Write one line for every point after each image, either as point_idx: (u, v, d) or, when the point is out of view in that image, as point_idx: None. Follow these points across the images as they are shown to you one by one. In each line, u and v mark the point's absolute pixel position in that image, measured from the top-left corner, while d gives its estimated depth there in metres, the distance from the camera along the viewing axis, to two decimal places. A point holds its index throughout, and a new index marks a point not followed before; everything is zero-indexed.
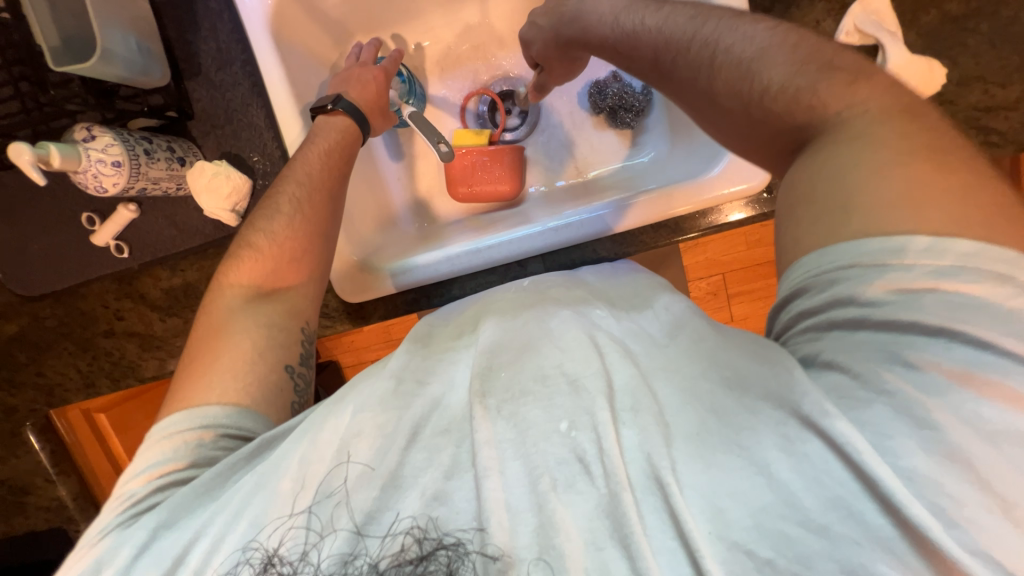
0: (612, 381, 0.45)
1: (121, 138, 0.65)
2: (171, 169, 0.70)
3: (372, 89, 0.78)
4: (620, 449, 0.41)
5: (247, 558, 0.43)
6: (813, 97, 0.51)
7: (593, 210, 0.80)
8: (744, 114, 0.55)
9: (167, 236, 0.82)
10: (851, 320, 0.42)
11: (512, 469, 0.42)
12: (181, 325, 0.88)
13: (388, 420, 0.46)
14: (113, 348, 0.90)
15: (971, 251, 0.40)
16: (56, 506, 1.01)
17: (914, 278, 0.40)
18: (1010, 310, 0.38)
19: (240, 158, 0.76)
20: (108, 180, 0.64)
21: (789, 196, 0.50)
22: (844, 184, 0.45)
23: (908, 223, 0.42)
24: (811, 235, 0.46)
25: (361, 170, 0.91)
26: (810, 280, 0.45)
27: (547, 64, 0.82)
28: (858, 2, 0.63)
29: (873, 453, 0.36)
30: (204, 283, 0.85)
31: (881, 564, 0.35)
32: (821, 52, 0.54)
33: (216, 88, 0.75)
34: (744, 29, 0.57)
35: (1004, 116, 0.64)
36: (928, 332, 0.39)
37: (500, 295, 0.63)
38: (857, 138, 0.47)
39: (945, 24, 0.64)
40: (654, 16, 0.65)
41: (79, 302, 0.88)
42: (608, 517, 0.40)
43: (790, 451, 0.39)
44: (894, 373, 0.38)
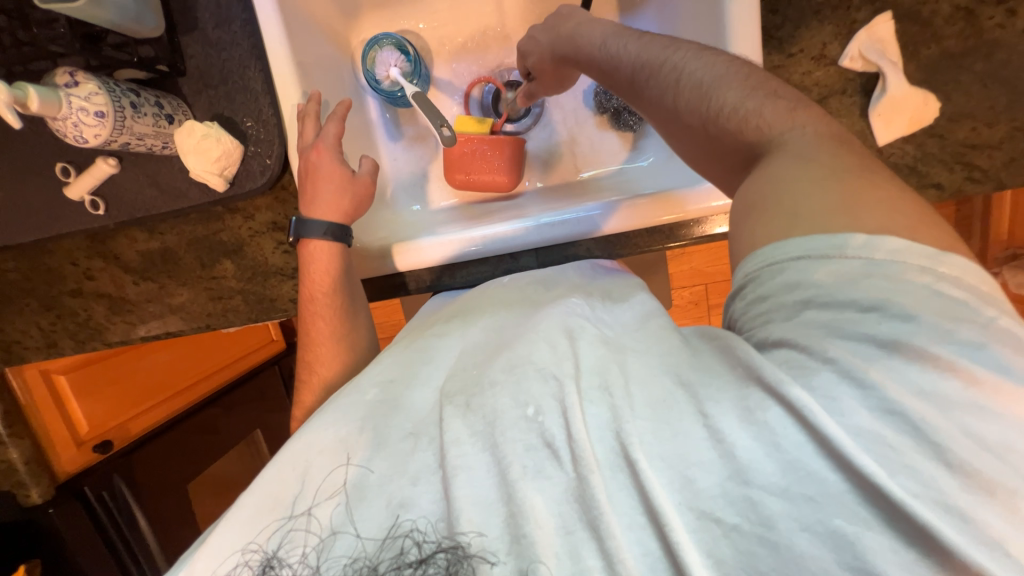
0: (579, 362, 0.50)
1: (107, 87, 0.60)
2: (159, 126, 0.67)
3: (328, 194, 0.72)
4: (587, 430, 0.45)
5: (246, 561, 0.49)
6: (760, 120, 0.56)
7: (584, 211, 0.80)
8: (702, 130, 0.60)
9: (148, 196, 0.78)
10: (797, 302, 0.45)
11: (479, 464, 0.47)
12: (155, 289, 0.84)
13: (349, 433, 0.53)
14: (80, 308, 0.86)
15: (901, 246, 0.44)
16: (6, 468, 0.99)
17: (852, 269, 0.44)
18: (932, 288, 0.42)
19: (233, 123, 0.73)
20: (90, 131, 0.60)
21: (744, 201, 0.53)
22: (790, 188, 0.49)
23: (845, 227, 0.46)
24: (763, 232, 0.49)
25: (357, 147, 0.89)
26: (761, 270, 0.48)
27: (542, 75, 0.83)
28: (864, 29, 0.65)
29: (824, 413, 0.39)
30: (183, 248, 0.82)
31: (837, 519, 0.38)
32: (768, 84, 0.59)
33: (212, 46, 0.72)
34: (704, 58, 0.63)
35: (987, 154, 0.68)
36: (865, 310, 0.42)
37: (483, 292, 0.76)
38: (800, 158, 0.51)
39: (943, 60, 0.66)
40: (634, 44, 0.69)
41: (47, 257, 0.83)
42: (576, 500, 0.44)
43: (751, 420, 0.42)
44: (833, 342, 0.41)
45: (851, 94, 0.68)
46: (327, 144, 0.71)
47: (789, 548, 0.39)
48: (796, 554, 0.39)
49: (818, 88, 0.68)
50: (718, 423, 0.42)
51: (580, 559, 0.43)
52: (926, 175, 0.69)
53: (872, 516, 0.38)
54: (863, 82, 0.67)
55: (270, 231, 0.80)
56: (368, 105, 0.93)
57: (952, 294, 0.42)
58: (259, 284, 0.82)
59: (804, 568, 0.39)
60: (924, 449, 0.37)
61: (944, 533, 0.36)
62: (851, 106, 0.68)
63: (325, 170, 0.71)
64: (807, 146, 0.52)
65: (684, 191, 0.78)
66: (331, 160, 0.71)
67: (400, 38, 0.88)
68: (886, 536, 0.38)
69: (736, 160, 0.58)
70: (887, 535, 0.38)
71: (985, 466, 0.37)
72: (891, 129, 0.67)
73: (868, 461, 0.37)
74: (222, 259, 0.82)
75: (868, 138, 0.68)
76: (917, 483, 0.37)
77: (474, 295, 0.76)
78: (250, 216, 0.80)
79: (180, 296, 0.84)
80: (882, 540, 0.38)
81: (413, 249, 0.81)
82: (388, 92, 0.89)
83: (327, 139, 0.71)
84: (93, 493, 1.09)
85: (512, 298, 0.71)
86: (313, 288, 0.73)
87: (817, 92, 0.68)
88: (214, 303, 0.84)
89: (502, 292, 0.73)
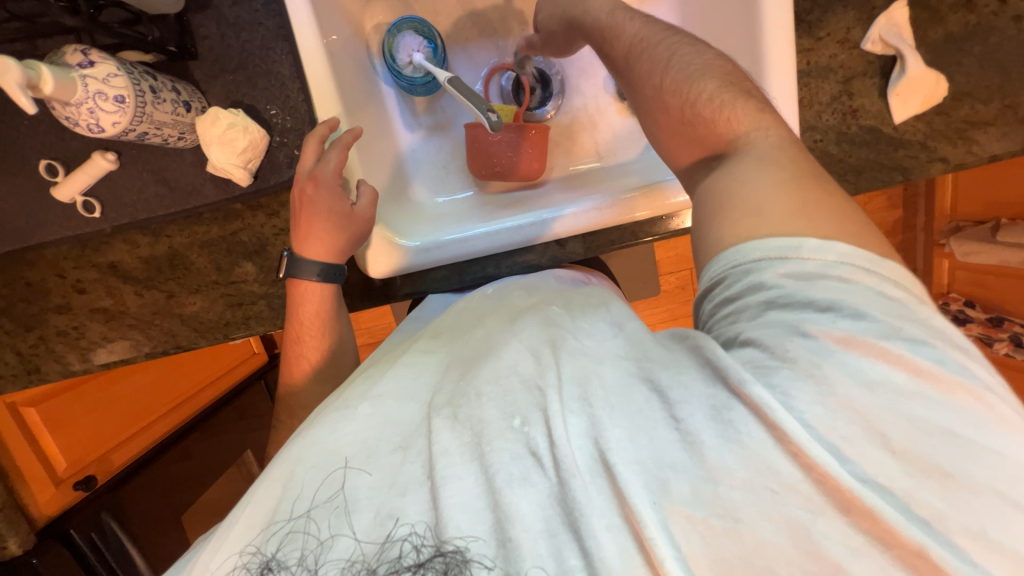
0: (561, 372, 0.48)
1: (125, 68, 0.53)
2: (177, 113, 0.60)
3: (319, 231, 0.69)
4: (568, 439, 0.43)
5: (245, 564, 0.47)
6: (732, 114, 0.61)
7: (543, 214, 0.80)
8: (680, 110, 0.65)
9: (154, 196, 0.70)
10: (761, 303, 0.48)
11: (467, 473, 0.45)
12: (162, 300, 0.76)
13: (342, 446, 0.50)
14: (70, 326, 0.75)
15: (847, 251, 0.48)
16: None
17: (808, 269, 0.47)
18: (879, 289, 0.46)
19: (255, 110, 0.67)
20: (107, 118, 0.53)
21: (710, 203, 0.56)
22: (749, 190, 0.53)
23: (794, 228, 0.50)
24: (729, 233, 0.53)
25: (371, 135, 0.83)
26: (729, 272, 0.51)
27: (546, 35, 0.83)
28: (884, 14, 0.69)
29: (779, 407, 0.41)
30: (194, 252, 0.74)
31: (796, 508, 0.39)
32: (738, 80, 0.65)
33: (230, 26, 0.65)
34: (692, 49, 0.69)
35: (984, 130, 0.75)
36: (822, 310, 0.45)
37: (469, 304, 0.75)
38: (756, 160, 0.56)
39: (947, 44, 0.72)
40: (636, 23, 0.73)
41: (25, 269, 0.73)
42: (558, 505, 0.42)
43: (718, 419, 0.43)
44: (795, 342, 0.44)
45: (872, 76, 0.72)
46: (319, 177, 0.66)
47: (752, 536, 0.39)
48: (761, 541, 0.39)
49: (843, 71, 0.72)
50: (688, 426, 0.43)
51: (563, 559, 0.40)
52: (934, 151, 0.76)
53: (827, 503, 0.39)
54: (881, 64, 0.72)
55: None
56: (383, 91, 0.88)
57: (891, 293, 0.46)
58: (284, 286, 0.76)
59: (767, 560, 0.38)
60: (871, 437, 0.40)
61: (888, 513, 0.38)
62: (872, 87, 0.73)
63: (319, 207, 0.67)
64: (767, 148, 0.58)
65: (664, 186, 0.80)
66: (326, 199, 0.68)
67: (423, 22, 0.85)
68: (840, 520, 0.39)
69: (700, 151, 0.64)
70: (844, 521, 0.39)
71: (924, 448, 0.40)
72: (907, 107, 0.72)
73: (819, 449, 0.39)
74: (242, 262, 0.75)
75: (886, 117, 0.74)
76: (866, 464, 0.39)
77: (458, 307, 0.76)
78: (274, 213, 0.73)
79: (192, 305, 0.76)
80: (837, 525, 0.39)
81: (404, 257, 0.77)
82: (409, 79, 0.85)
83: (325, 172, 0.65)
84: (81, 535, 0.98)
85: (497, 310, 0.70)
86: (301, 330, 0.71)
87: (841, 74, 0.72)
88: (232, 310, 0.77)
89: (482, 303, 0.74)
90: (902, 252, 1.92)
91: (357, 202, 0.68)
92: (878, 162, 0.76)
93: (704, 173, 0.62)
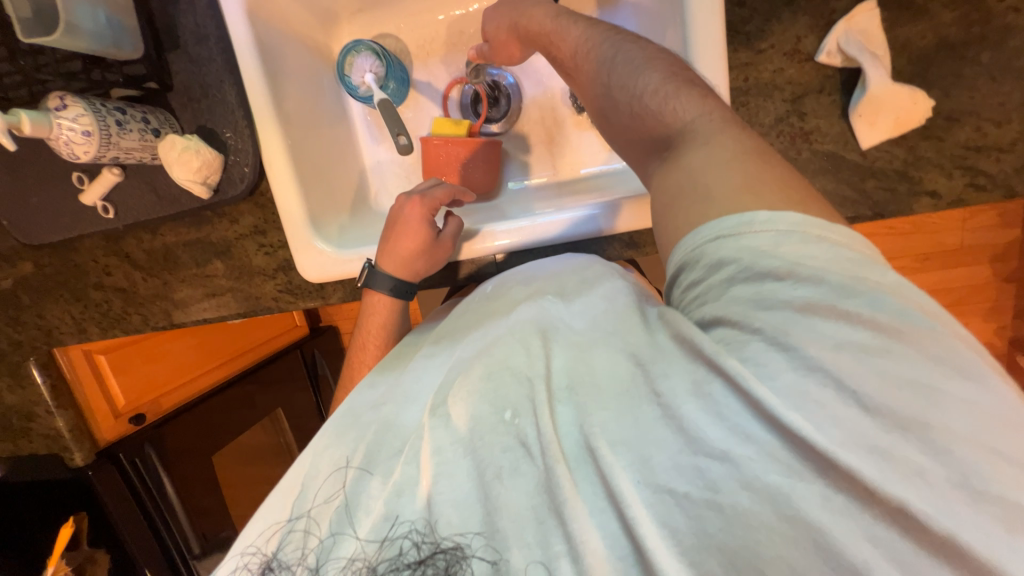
0: (550, 363, 0.49)
1: (93, 108, 0.67)
2: (145, 140, 0.74)
3: (403, 250, 0.76)
4: (554, 428, 0.45)
5: (247, 563, 0.50)
6: (678, 104, 0.55)
7: (579, 212, 0.76)
8: (627, 107, 0.59)
9: (148, 202, 0.85)
10: (723, 281, 0.43)
11: (459, 470, 0.46)
12: (160, 285, 0.93)
13: (341, 455, 0.51)
14: (102, 300, 0.96)
15: (800, 219, 0.43)
16: (54, 435, 1.09)
17: (762, 242, 0.42)
18: (834, 250, 0.41)
19: (214, 133, 0.80)
20: (79, 148, 0.68)
21: (661, 196, 0.52)
22: (704, 175, 0.48)
23: (750, 204, 0.45)
24: (686, 218, 0.48)
25: (333, 142, 0.88)
26: (690, 254, 0.46)
27: (496, 45, 0.78)
28: (844, 20, 0.60)
29: (754, 375, 0.38)
30: (181, 248, 0.90)
31: (772, 474, 0.37)
32: (680, 72, 0.58)
33: (194, 62, 0.78)
34: (636, 43, 0.62)
35: (996, 157, 0.60)
36: (782, 278, 0.41)
37: (467, 308, 0.66)
38: (707, 141, 0.50)
39: (941, 50, 0.59)
40: (580, 27, 0.67)
41: (73, 254, 0.94)
42: (546, 492, 0.44)
43: (699, 394, 0.41)
44: (758, 314, 0.40)
45: (829, 93, 0.62)
46: (425, 200, 0.76)
47: (733, 509, 0.38)
48: (739, 512, 0.37)
49: (791, 87, 0.63)
50: (670, 401, 0.42)
51: (549, 545, 0.42)
52: (918, 182, 0.62)
53: (805, 467, 0.37)
54: (843, 78, 0.62)
55: (252, 235, 0.86)
56: (350, 109, 0.93)
57: (845, 253, 0.42)
58: (246, 282, 0.89)
59: (747, 528, 0.37)
60: (845, 398, 0.36)
61: (868, 475, 0.34)
62: (830, 105, 0.62)
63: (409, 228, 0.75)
64: (715, 130, 0.51)
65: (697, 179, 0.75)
66: (418, 222, 0.75)
67: (377, 43, 0.88)
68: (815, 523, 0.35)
69: (654, 146, 0.56)
70: (821, 483, 0.36)
71: (899, 402, 0.36)
72: (875, 131, 0.60)
73: (796, 417, 0.36)
74: (213, 259, 0.89)
75: (850, 141, 0.62)
76: (842, 431, 0.36)
77: (455, 313, 0.67)
78: (235, 220, 0.86)
79: (180, 291, 0.92)
80: (815, 488, 0.36)
81: (334, 259, 0.80)
82: (364, 99, 0.89)
83: (427, 199, 0.76)
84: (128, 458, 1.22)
85: (490, 308, 0.61)
86: (365, 339, 0.78)
87: (789, 91, 0.63)
88: (208, 299, 0.91)
89: (481, 303, 0.65)
90: (1017, 281, 1.54)
91: (445, 230, 0.77)
92: (839, 195, 0.63)
93: (656, 165, 0.55)
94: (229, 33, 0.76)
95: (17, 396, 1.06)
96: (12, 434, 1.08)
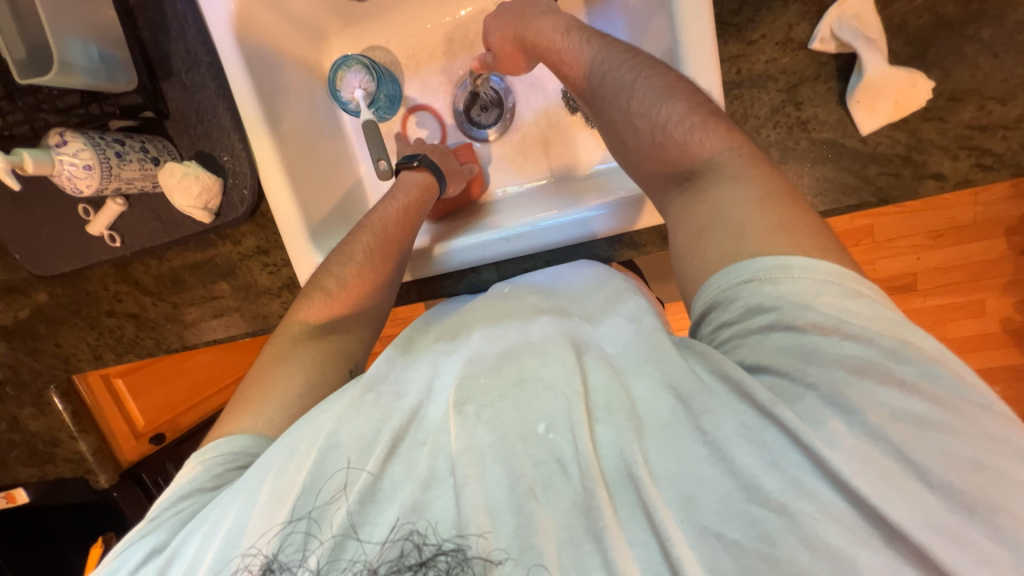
0: (587, 381, 0.48)
1: (92, 142, 0.69)
2: (145, 169, 0.75)
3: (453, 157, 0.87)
4: (595, 446, 0.45)
5: (246, 565, 0.47)
6: (704, 136, 0.57)
7: (579, 214, 0.75)
8: (650, 136, 0.60)
9: (153, 229, 0.87)
10: (762, 327, 0.46)
11: (491, 474, 0.45)
12: (170, 309, 0.94)
13: (366, 434, 0.50)
14: (115, 326, 0.98)
15: (836, 269, 0.46)
16: (78, 458, 1.08)
17: (801, 290, 0.45)
18: (878, 309, 0.44)
19: (212, 158, 0.81)
20: (82, 182, 0.70)
21: (691, 229, 0.54)
22: (732, 212, 0.51)
23: (786, 247, 0.48)
24: (716, 254, 0.51)
25: (332, 161, 0.89)
26: (722, 295, 0.49)
27: (501, 57, 0.76)
28: (836, 5, 0.59)
29: (808, 429, 0.40)
30: (187, 271, 0.91)
31: (836, 537, 0.38)
32: (704, 99, 0.60)
33: (188, 89, 0.79)
34: (656, 68, 0.63)
35: (1002, 135, 0.58)
36: (828, 332, 0.43)
37: (476, 306, 0.66)
38: (735, 178, 0.53)
39: (938, 30, 0.58)
40: (593, 45, 0.68)
41: (85, 283, 0.96)
42: (584, 515, 0.43)
43: (751, 438, 0.42)
44: (810, 368, 0.42)
45: (825, 80, 0.61)
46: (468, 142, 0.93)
47: (790, 565, 0.38)
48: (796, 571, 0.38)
49: (785, 77, 0.62)
50: (718, 440, 0.43)
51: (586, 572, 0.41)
52: (922, 165, 0.60)
53: (870, 534, 0.38)
54: (838, 65, 0.61)
55: (256, 255, 0.87)
56: (344, 124, 0.94)
57: (888, 312, 0.44)
58: (252, 301, 0.90)
59: None
60: (910, 474, 0.39)
61: (922, 534, 0.37)
62: (827, 93, 0.61)
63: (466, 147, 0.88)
64: (742, 166, 0.54)
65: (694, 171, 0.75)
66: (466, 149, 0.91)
67: (366, 57, 0.87)
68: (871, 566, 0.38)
69: (678, 175, 0.58)
70: (886, 546, 0.38)
71: (948, 459, 0.38)
72: (874, 116, 0.59)
73: (861, 482, 0.38)
74: (220, 281, 0.90)
75: (849, 128, 0.61)
76: (905, 499, 0.38)
77: (471, 306, 0.67)
78: (238, 242, 0.87)
79: (189, 314, 0.93)
80: (882, 558, 0.38)
81: None
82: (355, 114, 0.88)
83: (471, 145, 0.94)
84: (150, 478, 1.27)
85: (505, 308, 0.61)
86: (386, 221, 0.76)
87: (784, 81, 0.62)
88: (217, 319, 0.92)
89: (499, 302, 0.64)
90: None
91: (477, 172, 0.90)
92: (841, 183, 0.62)
93: (676, 194, 0.58)
94: (223, 65, 0.77)
95: (41, 423, 1.06)
96: (39, 459, 1.07)
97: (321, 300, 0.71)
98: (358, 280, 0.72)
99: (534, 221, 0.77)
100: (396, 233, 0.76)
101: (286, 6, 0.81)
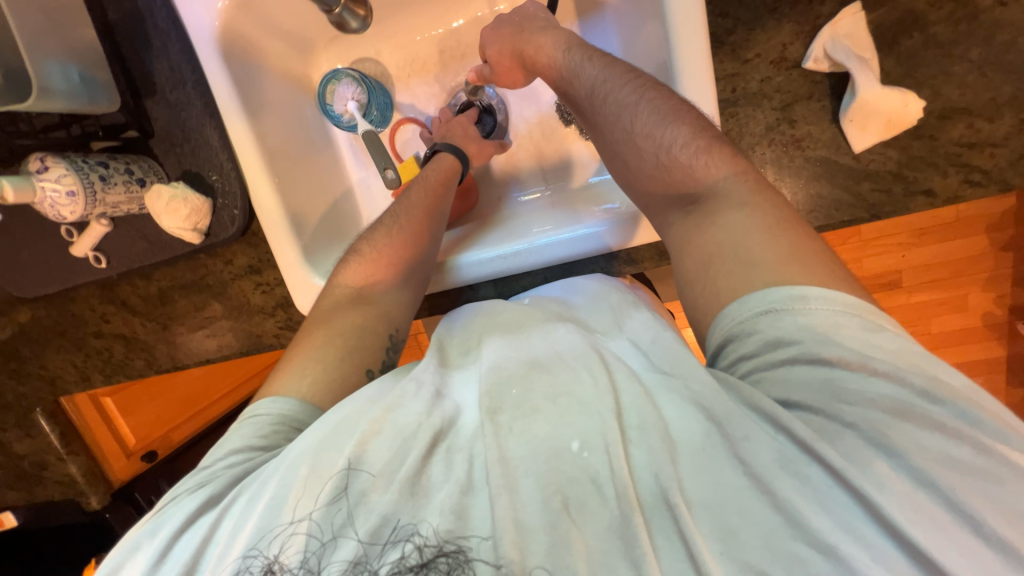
0: (619, 399, 0.48)
1: (75, 167, 0.67)
2: (130, 192, 0.73)
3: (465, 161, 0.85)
4: (630, 468, 0.45)
5: (247, 567, 0.46)
6: (708, 161, 0.58)
7: (586, 230, 0.75)
8: (653, 158, 0.61)
9: (140, 249, 0.85)
10: (784, 359, 0.46)
11: (521, 487, 0.45)
12: (160, 329, 0.92)
13: (408, 426, 0.50)
14: (103, 347, 0.95)
15: (852, 301, 0.47)
16: (69, 480, 1.06)
17: (819, 321, 0.46)
18: (903, 343, 0.45)
19: (200, 177, 0.79)
20: (66, 209, 0.68)
21: (698, 253, 0.55)
22: (734, 241, 0.53)
23: (796, 277, 0.49)
24: (727, 280, 0.52)
25: (324, 176, 0.88)
26: (736, 329, 0.49)
27: (498, 70, 0.76)
28: (829, 25, 0.60)
29: (852, 470, 0.40)
30: (177, 291, 0.89)
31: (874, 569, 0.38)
32: (702, 120, 0.60)
33: (172, 107, 0.77)
34: (658, 90, 0.62)
35: (990, 152, 0.59)
36: (859, 370, 0.44)
37: (503, 309, 0.65)
38: (741, 204, 0.54)
39: (928, 49, 0.59)
40: (590, 61, 0.68)
41: (70, 304, 0.94)
42: (619, 538, 0.43)
43: (795, 473, 0.42)
44: (843, 407, 0.43)
45: (819, 99, 0.62)
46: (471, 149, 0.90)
47: None
48: None
49: (779, 96, 0.62)
50: (758, 470, 0.43)
51: None
52: (912, 181, 0.61)
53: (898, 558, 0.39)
54: (832, 83, 0.61)
55: (248, 274, 0.86)
56: (335, 139, 0.92)
57: (912, 346, 0.45)
58: (245, 320, 0.88)
59: None
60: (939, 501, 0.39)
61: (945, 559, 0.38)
62: (820, 111, 0.62)
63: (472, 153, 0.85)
64: (745, 191, 0.55)
65: None
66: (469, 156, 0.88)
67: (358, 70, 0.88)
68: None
69: (682, 197, 0.59)
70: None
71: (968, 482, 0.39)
72: (867, 134, 0.60)
73: (905, 519, 0.39)
74: (211, 301, 0.88)
75: (843, 146, 0.62)
76: (933, 526, 0.38)
77: (490, 308, 0.66)
78: (229, 260, 0.86)
79: (181, 334, 0.91)
80: None
81: None
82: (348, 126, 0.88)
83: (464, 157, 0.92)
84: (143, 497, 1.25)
85: (532, 316, 0.62)
86: (417, 194, 0.77)
87: (778, 99, 0.62)
88: (210, 338, 0.91)
89: (525, 309, 0.64)
90: (1014, 249, 1.54)
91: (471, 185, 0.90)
92: (834, 199, 0.63)
93: (678, 215, 0.59)
94: (208, 83, 0.75)
95: (27, 445, 1.03)
96: (29, 482, 1.04)
97: (360, 261, 0.72)
98: (391, 245, 0.72)
99: (541, 237, 0.76)
100: (426, 204, 0.76)
101: (273, 21, 0.80)
